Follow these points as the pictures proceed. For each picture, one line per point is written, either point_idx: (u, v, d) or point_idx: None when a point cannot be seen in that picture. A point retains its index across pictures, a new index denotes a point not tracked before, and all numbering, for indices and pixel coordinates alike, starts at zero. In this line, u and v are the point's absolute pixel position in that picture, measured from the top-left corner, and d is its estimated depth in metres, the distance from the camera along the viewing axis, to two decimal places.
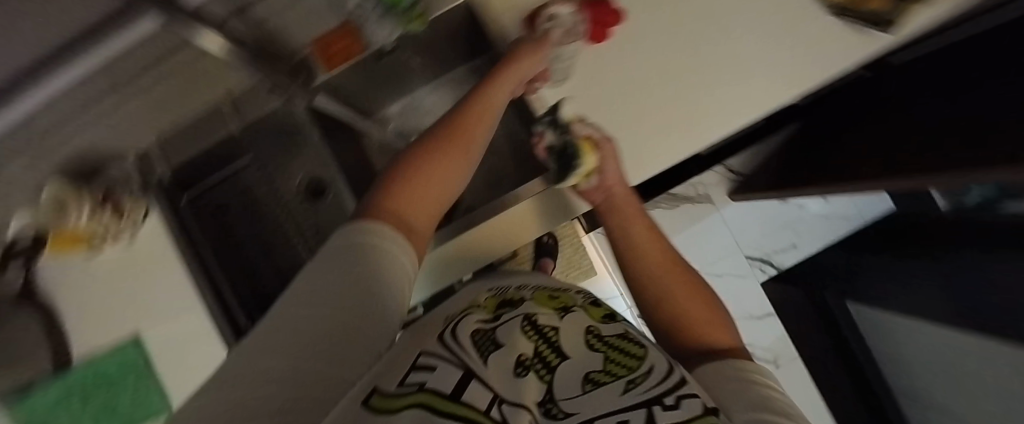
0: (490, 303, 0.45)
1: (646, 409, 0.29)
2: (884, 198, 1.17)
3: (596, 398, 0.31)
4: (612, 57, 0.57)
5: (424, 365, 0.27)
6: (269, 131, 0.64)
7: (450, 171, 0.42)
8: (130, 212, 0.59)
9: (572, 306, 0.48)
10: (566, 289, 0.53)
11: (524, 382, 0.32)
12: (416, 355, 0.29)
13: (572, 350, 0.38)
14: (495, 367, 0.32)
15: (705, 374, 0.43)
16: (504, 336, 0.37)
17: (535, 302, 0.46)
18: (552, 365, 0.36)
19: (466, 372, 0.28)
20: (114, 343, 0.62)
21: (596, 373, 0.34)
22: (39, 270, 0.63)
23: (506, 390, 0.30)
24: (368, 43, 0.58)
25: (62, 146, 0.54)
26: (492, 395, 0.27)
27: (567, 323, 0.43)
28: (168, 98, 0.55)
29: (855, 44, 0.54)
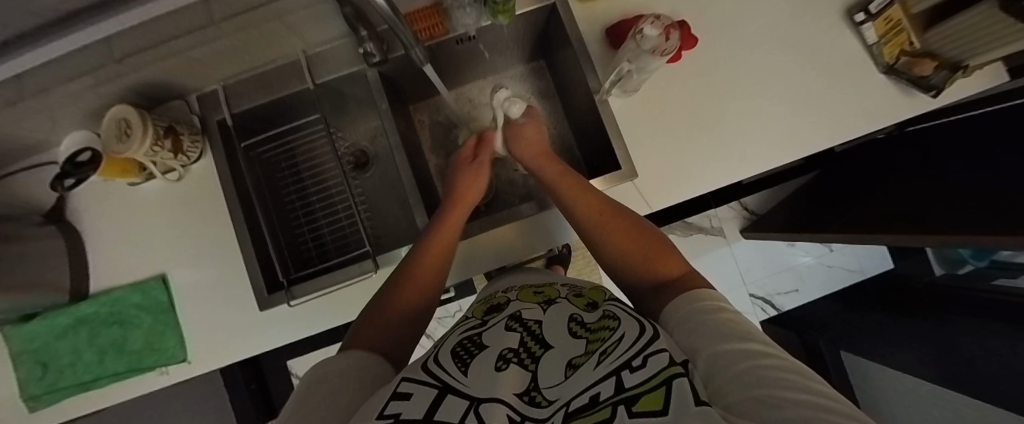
0: (476, 313, 0.42)
1: (614, 378, 0.22)
2: (884, 255, 1.21)
3: (573, 382, 0.25)
4: (679, 78, 0.61)
5: (402, 393, 0.25)
6: (333, 94, 0.65)
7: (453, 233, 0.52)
8: (186, 150, 0.58)
9: (556, 298, 0.40)
10: (551, 282, 0.46)
11: (505, 375, 0.28)
12: (396, 384, 0.27)
13: (559, 336, 0.32)
14: (476, 369, 0.28)
15: (665, 313, 0.34)
16: (488, 337, 0.34)
17: (521, 299, 0.41)
18: (537, 356, 0.30)
19: (442, 389, 0.26)
20: (137, 282, 0.61)
21: (578, 358, 0.29)
22: (74, 193, 0.62)
23: (482, 387, 0.26)
24: (452, 28, 0.61)
25: (135, 72, 0.55)
26: (469, 402, 0.24)
27: (555, 313, 0.36)
28: (249, 44, 0.56)
29: (899, 104, 0.58)
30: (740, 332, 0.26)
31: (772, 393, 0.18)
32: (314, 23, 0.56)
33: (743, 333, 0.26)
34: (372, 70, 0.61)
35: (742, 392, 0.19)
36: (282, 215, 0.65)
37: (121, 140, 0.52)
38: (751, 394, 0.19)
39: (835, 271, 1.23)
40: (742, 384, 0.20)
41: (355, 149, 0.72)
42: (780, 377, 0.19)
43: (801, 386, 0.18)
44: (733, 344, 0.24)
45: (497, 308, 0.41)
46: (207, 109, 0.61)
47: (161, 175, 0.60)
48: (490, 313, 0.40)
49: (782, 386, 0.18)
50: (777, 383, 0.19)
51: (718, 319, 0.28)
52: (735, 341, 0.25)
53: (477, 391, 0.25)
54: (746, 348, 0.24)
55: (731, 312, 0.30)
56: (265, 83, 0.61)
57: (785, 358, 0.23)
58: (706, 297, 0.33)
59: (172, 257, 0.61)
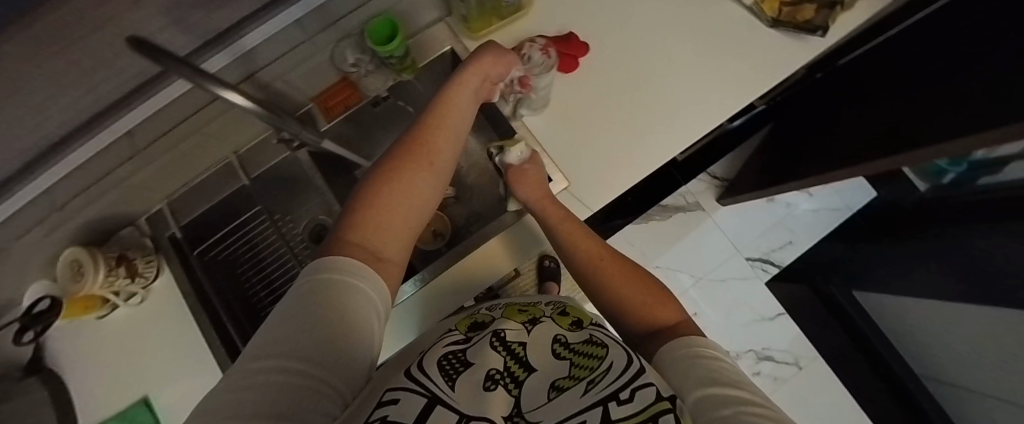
0: (459, 325, 0.39)
1: (602, 408, 0.24)
2: (864, 185, 1.20)
3: (561, 404, 0.27)
4: (585, 81, 0.63)
5: (390, 398, 0.24)
6: (276, 181, 0.68)
7: (409, 195, 0.40)
8: (143, 271, 0.61)
9: (540, 317, 0.39)
10: (536, 301, 0.44)
11: (491, 396, 0.28)
12: (385, 392, 0.25)
13: (543, 358, 0.33)
14: (462, 386, 0.28)
15: (658, 355, 0.33)
16: (475, 355, 0.32)
17: (505, 316, 0.39)
18: (520, 379, 0.31)
19: (432, 398, 0.25)
20: (122, 408, 0.62)
21: (563, 380, 0.30)
22: (48, 340, 0.64)
23: (471, 405, 0.27)
24: (364, 93, 0.66)
25: (80, 213, 0.58)
26: (459, 417, 0.24)
27: (540, 332, 0.36)
28: (181, 159, 0.59)
29: (797, 49, 0.60)
30: (732, 380, 0.26)
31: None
32: (236, 124, 0.60)
33: (735, 381, 0.26)
34: (301, 152, 0.66)
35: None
36: (246, 307, 0.66)
37: (77, 279, 0.55)
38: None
39: (823, 214, 1.21)
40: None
41: (311, 227, 0.70)
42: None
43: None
44: (727, 389, 0.24)
45: (480, 325, 0.38)
46: (158, 228, 0.66)
47: (124, 302, 0.62)
48: (475, 329, 0.37)
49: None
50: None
51: (710, 366, 0.28)
52: (724, 387, 0.25)
53: (468, 408, 0.26)
54: (740, 396, 0.23)
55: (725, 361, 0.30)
56: (204, 192, 0.65)
57: (772, 409, 0.23)
58: (704, 347, 0.32)
59: (151, 376, 0.62)
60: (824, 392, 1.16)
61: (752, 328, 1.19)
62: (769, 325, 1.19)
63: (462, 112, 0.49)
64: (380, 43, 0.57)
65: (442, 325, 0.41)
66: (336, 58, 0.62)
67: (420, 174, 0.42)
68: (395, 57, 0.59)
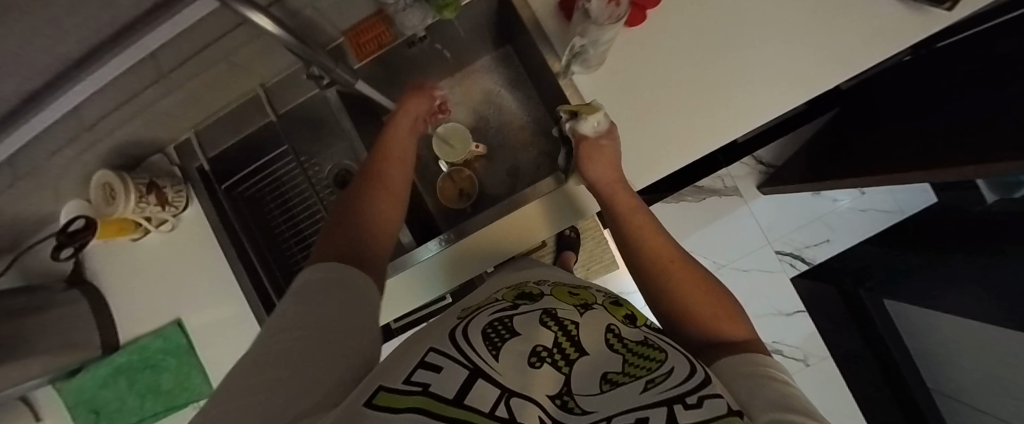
0: (507, 296, 0.39)
1: (665, 408, 0.20)
2: (926, 190, 1.09)
3: (612, 396, 0.24)
4: (648, 42, 0.55)
5: (430, 365, 0.24)
6: (303, 121, 0.65)
7: (383, 210, 0.46)
8: (173, 201, 0.60)
9: (594, 303, 0.38)
10: (586, 284, 0.44)
11: (537, 374, 0.27)
12: (423, 355, 0.26)
13: (595, 343, 0.30)
14: (507, 357, 0.27)
15: (721, 364, 0.33)
16: (521, 325, 0.32)
17: (554, 297, 0.39)
18: (571, 359, 0.29)
19: (472, 371, 0.24)
20: (156, 328, 0.65)
21: (614, 373, 0.27)
22: (88, 256, 0.67)
23: (513, 381, 0.25)
24: (397, 33, 0.58)
25: (108, 136, 0.57)
26: (500, 391, 0.23)
27: (593, 318, 0.34)
28: (205, 88, 0.57)
29: (907, 24, 0.50)
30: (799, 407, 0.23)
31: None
32: (262, 55, 0.55)
33: (804, 408, 0.23)
34: (330, 92, 0.59)
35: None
36: (273, 246, 0.67)
37: (109, 203, 0.56)
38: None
39: (870, 215, 1.12)
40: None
41: (336, 171, 0.69)
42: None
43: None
44: (792, 414, 0.21)
45: (529, 297, 0.39)
46: (186, 159, 0.64)
47: (156, 228, 0.63)
48: (522, 299, 0.38)
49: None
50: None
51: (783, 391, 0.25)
52: (792, 413, 0.22)
53: (507, 381, 0.24)
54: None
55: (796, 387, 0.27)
56: (233, 125, 0.62)
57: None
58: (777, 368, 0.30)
59: (183, 301, 0.65)
60: (825, 394, 1.12)
61: (765, 321, 1.15)
62: (786, 319, 1.15)
63: (407, 147, 0.55)
64: None
65: (489, 294, 0.41)
66: None
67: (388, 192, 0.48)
68: None
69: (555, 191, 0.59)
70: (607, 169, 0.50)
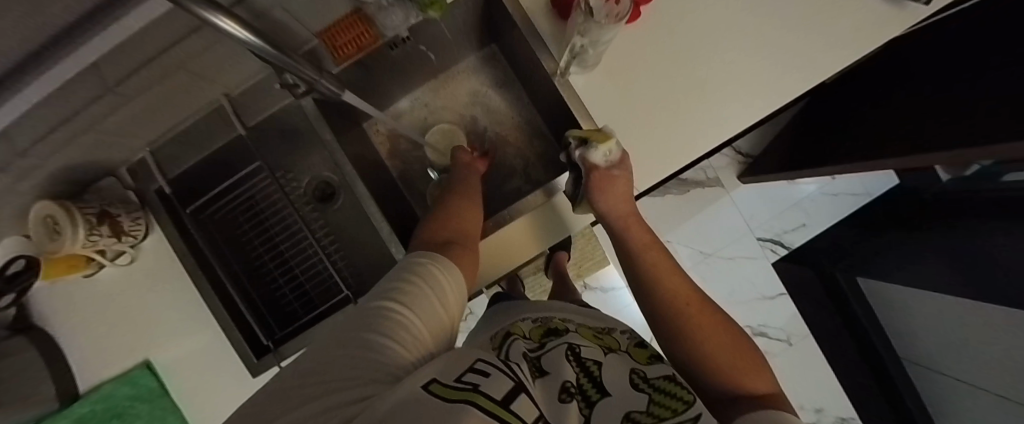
0: (533, 333, 0.36)
1: None
2: (890, 174, 1.16)
3: None
4: (643, 38, 0.54)
5: (481, 370, 0.24)
6: (278, 133, 0.60)
7: (472, 218, 0.51)
8: (130, 231, 0.54)
9: (617, 350, 0.36)
10: (610, 328, 0.41)
11: (569, 409, 0.25)
12: (472, 362, 0.26)
13: (620, 385, 0.29)
14: (541, 389, 0.26)
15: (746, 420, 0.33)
16: (549, 362, 0.30)
17: (581, 334, 0.37)
18: (593, 401, 0.28)
19: (517, 384, 0.23)
20: (122, 373, 0.58)
21: (637, 414, 0.26)
22: (33, 296, 0.59)
23: (550, 412, 0.24)
24: (380, 32, 0.54)
25: (49, 161, 0.50)
26: (539, 414, 0.22)
27: (615, 359, 0.33)
28: (163, 101, 0.50)
29: (889, 19, 0.52)
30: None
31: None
32: (226, 61, 0.50)
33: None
34: (306, 100, 0.54)
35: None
36: (252, 273, 0.62)
37: (53, 238, 0.49)
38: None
39: (840, 199, 1.18)
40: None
41: (316, 183, 0.66)
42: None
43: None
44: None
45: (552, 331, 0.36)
46: (143, 181, 0.57)
47: (112, 262, 0.56)
48: (549, 337, 0.35)
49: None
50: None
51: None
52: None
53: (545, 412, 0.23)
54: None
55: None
56: (195, 139, 0.56)
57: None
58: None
59: (153, 341, 0.58)
60: (806, 369, 1.19)
61: (752, 306, 1.20)
62: (769, 304, 1.20)
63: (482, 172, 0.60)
64: None
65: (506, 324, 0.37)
66: None
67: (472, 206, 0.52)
68: None
69: (546, 204, 0.54)
70: (618, 202, 0.49)
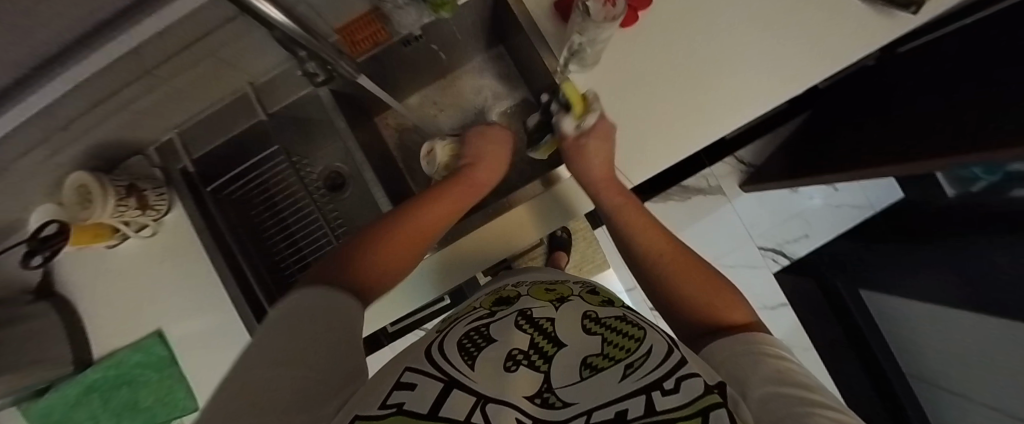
0: (485, 302, 0.42)
1: (645, 396, 0.21)
2: (891, 185, 1.17)
3: (595, 385, 0.25)
4: (641, 41, 0.57)
5: (406, 383, 0.24)
6: (294, 121, 0.64)
7: (403, 262, 0.46)
8: (153, 205, 0.57)
9: (569, 297, 0.41)
10: (563, 281, 0.47)
11: (516, 375, 0.27)
12: (399, 374, 0.26)
13: (572, 334, 0.32)
14: (481, 364, 0.28)
15: (709, 349, 0.35)
16: (497, 330, 0.34)
17: (532, 296, 0.42)
18: (549, 354, 0.30)
19: (447, 383, 0.25)
20: (136, 341, 0.61)
21: (594, 359, 0.28)
22: (57, 265, 0.63)
23: (497, 386, 0.25)
24: (394, 32, 0.59)
25: (85, 138, 0.54)
26: (476, 398, 0.23)
27: (568, 311, 0.36)
28: (191, 86, 0.54)
29: (879, 28, 0.54)
30: (804, 383, 0.25)
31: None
32: (250, 51, 0.54)
33: (805, 385, 0.24)
34: (323, 90, 0.59)
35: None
36: (264, 252, 0.65)
37: (85, 206, 0.53)
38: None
39: (842, 211, 1.19)
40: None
41: (327, 172, 0.70)
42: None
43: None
44: (793, 389, 0.23)
45: (506, 301, 0.41)
46: (168, 160, 0.61)
47: (136, 234, 0.60)
48: (499, 304, 0.40)
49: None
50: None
51: (778, 371, 0.26)
52: (794, 388, 0.24)
53: (484, 388, 0.25)
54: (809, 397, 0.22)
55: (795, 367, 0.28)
56: (218, 123, 0.60)
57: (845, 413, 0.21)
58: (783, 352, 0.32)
59: (165, 312, 0.61)
60: None
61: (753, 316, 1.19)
62: (770, 313, 1.19)
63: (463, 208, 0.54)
64: None
65: (468, 302, 0.44)
66: None
67: (415, 245, 0.47)
68: None
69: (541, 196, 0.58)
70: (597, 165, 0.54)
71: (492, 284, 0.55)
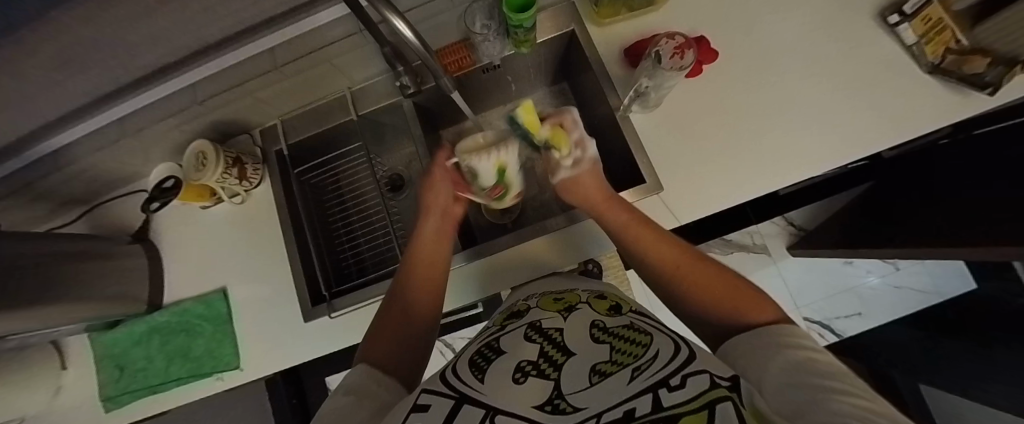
0: (498, 320, 0.47)
1: (651, 395, 0.23)
2: (963, 274, 1.02)
3: (601, 389, 0.27)
4: (705, 91, 0.61)
5: (421, 406, 0.29)
6: (373, 124, 0.72)
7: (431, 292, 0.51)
8: (249, 177, 0.66)
9: (578, 304, 0.44)
10: (574, 289, 0.50)
11: (528, 388, 0.29)
12: (418, 396, 0.31)
13: (582, 346, 0.34)
14: (491, 378, 0.32)
15: (727, 349, 0.32)
16: (508, 347, 0.37)
17: (542, 307, 0.45)
18: (559, 363, 0.33)
19: (458, 401, 0.29)
20: (202, 294, 0.69)
21: (603, 364, 0.31)
22: (156, 217, 0.73)
23: (508, 398, 0.28)
24: (478, 58, 0.66)
25: (209, 114, 0.65)
26: (487, 410, 0.27)
27: (576, 321, 0.39)
28: (301, 85, 0.64)
29: (951, 107, 0.54)
30: (828, 369, 0.23)
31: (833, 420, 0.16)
32: (357, 62, 0.63)
33: (833, 372, 0.23)
34: (407, 100, 0.67)
35: (804, 417, 0.18)
36: (326, 235, 0.72)
37: (197, 170, 0.61)
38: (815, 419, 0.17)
39: (904, 293, 1.04)
40: (808, 412, 0.18)
41: (391, 174, 0.77)
42: (856, 405, 0.17)
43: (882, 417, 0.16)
44: (810, 378, 0.22)
45: (518, 315, 0.45)
46: (268, 142, 0.71)
47: (229, 200, 0.69)
48: (511, 320, 0.45)
49: (859, 414, 0.16)
50: (837, 410, 0.17)
51: (792, 359, 0.25)
52: (812, 372, 0.23)
53: (495, 400, 0.28)
54: (825, 381, 0.21)
55: (822, 356, 0.26)
56: (315, 117, 0.69)
57: (876, 397, 0.20)
58: (793, 338, 0.29)
59: (231, 273, 0.69)
60: None
61: None
62: None
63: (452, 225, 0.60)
64: (513, 10, 0.54)
65: (487, 320, 0.49)
66: (461, 18, 0.64)
67: (433, 267, 0.53)
68: (522, 27, 0.57)
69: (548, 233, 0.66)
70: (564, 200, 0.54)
71: (513, 295, 0.59)
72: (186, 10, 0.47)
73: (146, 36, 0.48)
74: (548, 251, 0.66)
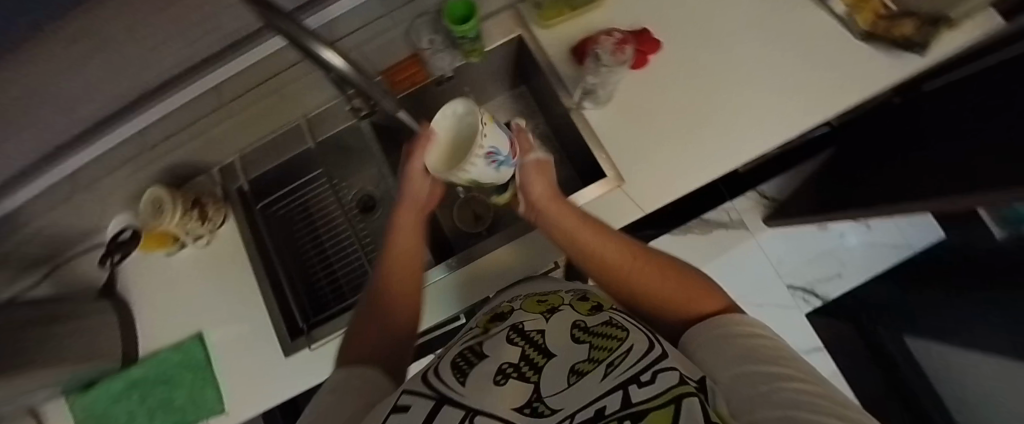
0: (482, 322, 0.47)
1: (623, 390, 0.22)
2: (932, 226, 1.06)
3: (577, 390, 0.27)
4: (657, 81, 0.62)
5: (402, 405, 0.28)
6: (334, 148, 0.71)
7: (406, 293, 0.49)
8: (211, 217, 0.66)
9: (560, 306, 0.44)
10: (558, 290, 0.50)
11: (506, 387, 0.29)
12: (399, 395, 0.30)
13: (563, 346, 0.35)
14: (473, 379, 0.31)
15: (691, 333, 0.33)
16: (490, 350, 0.37)
17: (525, 309, 0.45)
18: (540, 365, 0.32)
19: (439, 400, 0.28)
20: (178, 340, 0.68)
21: (582, 364, 0.30)
22: (122, 269, 0.71)
23: (487, 396, 0.28)
24: (431, 72, 0.66)
25: (163, 159, 0.64)
26: (467, 411, 0.26)
27: (558, 322, 0.40)
28: (254, 118, 0.64)
29: (889, 70, 0.55)
30: (776, 356, 0.24)
31: (793, 414, 0.16)
32: (308, 89, 0.63)
33: (778, 359, 0.24)
34: (364, 122, 0.66)
35: (758, 415, 0.18)
36: (301, 266, 0.71)
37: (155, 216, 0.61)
38: (769, 416, 0.17)
39: (878, 250, 1.09)
40: (763, 409, 0.18)
41: (361, 196, 0.75)
42: (809, 401, 0.17)
43: (823, 410, 0.16)
44: (765, 367, 0.22)
45: (502, 318, 0.45)
46: (228, 179, 0.70)
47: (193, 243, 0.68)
48: (494, 323, 0.44)
49: (805, 409, 0.17)
50: (802, 406, 0.17)
51: (744, 348, 0.26)
52: (761, 364, 0.23)
53: (472, 399, 0.28)
54: (772, 372, 0.22)
55: (767, 341, 0.27)
56: (273, 149, 0.68)
57: (819, 383, 0.20)
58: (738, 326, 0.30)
59: (207, 315, 0.67)
60: None
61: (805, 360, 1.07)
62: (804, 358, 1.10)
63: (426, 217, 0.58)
64: (454, 23, 0.55)
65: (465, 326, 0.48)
66: (408, 34, 0.64)
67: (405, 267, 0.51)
68: (467, 38, 0.58)
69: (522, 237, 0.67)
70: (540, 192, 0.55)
71: (494, 300, 0.58)
72: (117, 58, 0.46)
73: (80, 88, 0.47)
74: (525, 255, 0.66)
